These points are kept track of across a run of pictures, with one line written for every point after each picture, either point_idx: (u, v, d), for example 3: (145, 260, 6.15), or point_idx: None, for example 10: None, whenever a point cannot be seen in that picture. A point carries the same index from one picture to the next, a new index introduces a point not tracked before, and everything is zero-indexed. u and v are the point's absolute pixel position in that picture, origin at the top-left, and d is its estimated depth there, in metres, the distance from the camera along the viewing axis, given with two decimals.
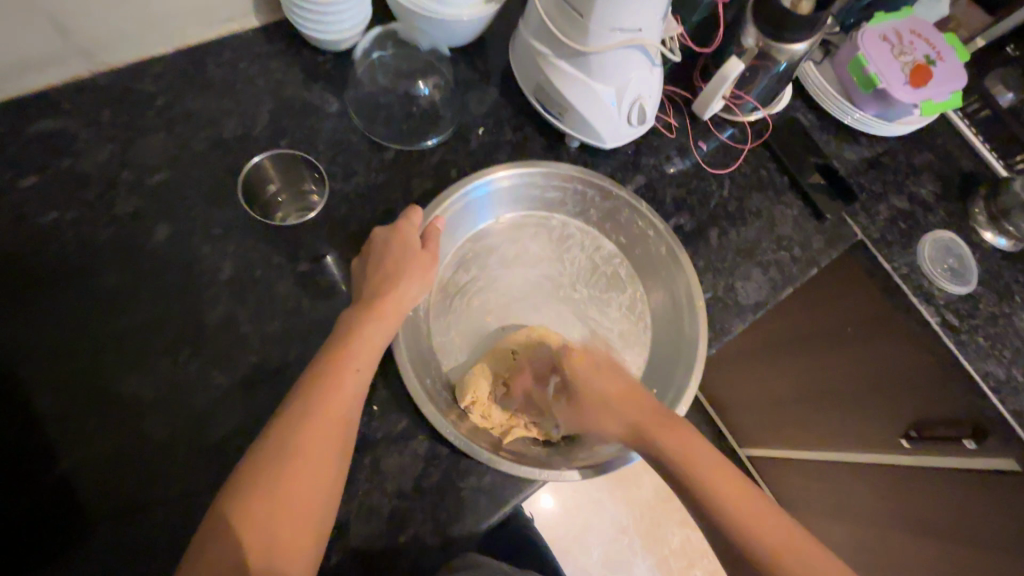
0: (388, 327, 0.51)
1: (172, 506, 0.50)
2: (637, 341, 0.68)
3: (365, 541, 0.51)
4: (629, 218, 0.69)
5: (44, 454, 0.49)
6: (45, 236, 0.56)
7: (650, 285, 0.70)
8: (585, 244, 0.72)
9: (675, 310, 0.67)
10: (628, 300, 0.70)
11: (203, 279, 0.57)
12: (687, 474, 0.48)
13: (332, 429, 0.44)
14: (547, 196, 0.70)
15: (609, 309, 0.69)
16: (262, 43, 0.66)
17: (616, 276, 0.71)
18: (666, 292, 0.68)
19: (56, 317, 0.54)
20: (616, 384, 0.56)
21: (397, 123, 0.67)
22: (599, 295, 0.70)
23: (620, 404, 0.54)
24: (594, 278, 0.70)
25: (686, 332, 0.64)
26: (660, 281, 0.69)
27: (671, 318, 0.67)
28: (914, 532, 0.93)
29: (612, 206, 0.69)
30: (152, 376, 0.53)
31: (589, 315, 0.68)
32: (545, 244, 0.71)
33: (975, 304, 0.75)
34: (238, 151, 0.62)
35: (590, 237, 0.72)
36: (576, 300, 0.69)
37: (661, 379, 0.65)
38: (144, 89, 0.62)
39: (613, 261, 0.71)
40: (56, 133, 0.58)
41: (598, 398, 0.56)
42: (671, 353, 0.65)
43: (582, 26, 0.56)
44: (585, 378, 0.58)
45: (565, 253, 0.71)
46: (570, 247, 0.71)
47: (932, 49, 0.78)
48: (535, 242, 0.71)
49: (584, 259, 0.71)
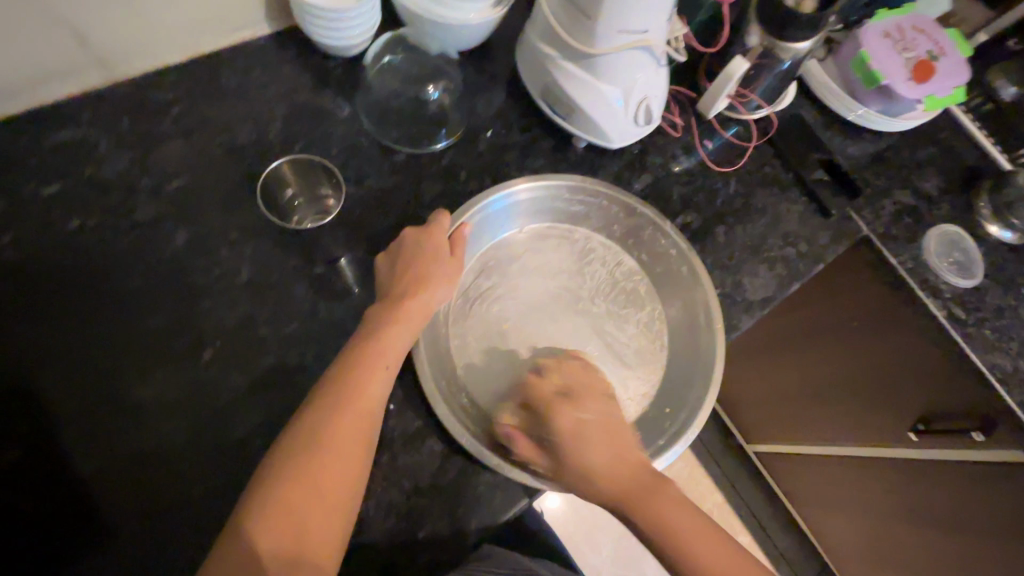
0: (414, 328, 0.53)
1: (197, 504, 0.51)
2: (655, 359, 0.68)
3: (384, 537, 0.52)
4: (652, 235, 0.70)
5: (73, 455, 0.51)
6: (67, 243, 0.57)
7: (670, 301, 0.70)
8: (606, 258, 0.72)
9: (693, 326, 0.67)
10: (647, 317, 0.69)
11: (222, 283, 0.58)
12: (677, 545, 0.48)
13: (359, 424, 0.46)
14: (570, 209, 0.71)
15: (628, 325, 0.69)
16: (274, 51, 0.67)
17: (636, 292, 0.71)
18: (686, 308, 0.68)
19: (80, 322, 0.55)
20: (605, 450, 0.52)
21: (407, 126, 0.68)
22: (618, 309, 0.69)
23: (611, 478, 0.50)
24: (614, 292, 0.70)
25: (704, 351, 0.65)
26: (680, 298, 0.69)
27: (691, 336, 0.67)
28: (922, 523, 0.94)
29: (635, 223, 0.70)
30: (175, 378, 0.54)
31: (608, 328, 0.68)
32: (566, 256, 0.71)
33: (981, 297, 0.76)
34: (252, 156, 0.63)
35: (611, 252, 0.72)
36: (595, 313, 0.68)
37: (676, 398, 0.65)
38: (160, 97, 0.63)
39: (634, 277, 0.71)
40: (75, 142, 0.60)
41: (586, 467, 0.51)
42: (686, 371, 0.66)
43: (590, 29, 0.57)
44: (573, 434, 0.52)
45: (586, 266, 0.71)
46: (591, 259, 0.71)
47: (935, 46, 0.79)
48: (555, 254, 0.71)
49: (605, 273, 0.71)
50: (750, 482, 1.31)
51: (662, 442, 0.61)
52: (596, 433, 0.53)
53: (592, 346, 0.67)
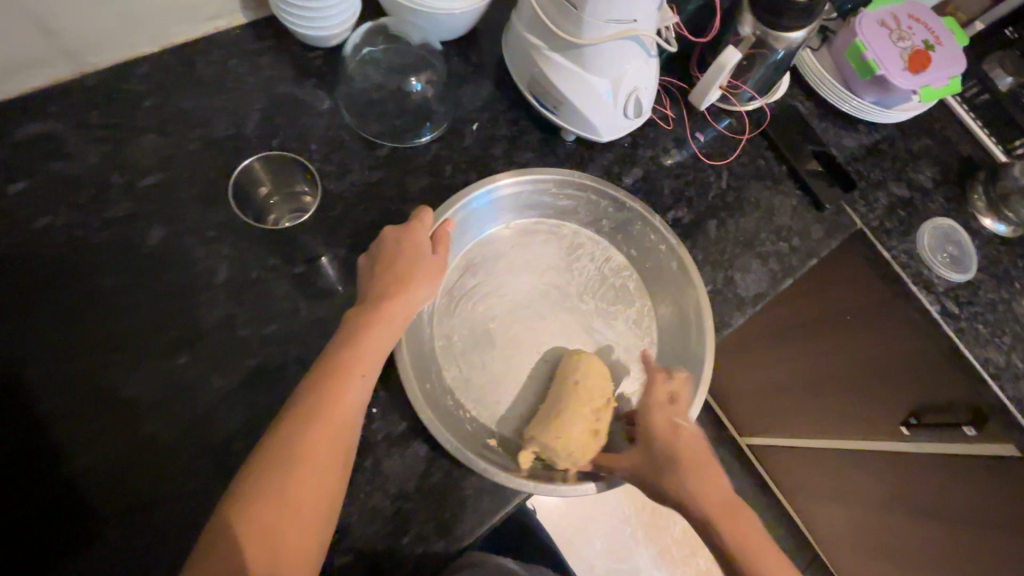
0: (396, 330, 0.51)
1: (175, 510, 0.50)
2: (643, 356, 0.67)
3: (368, 541, 0.51)
4: (642, 230, 0.68)
5: (45, 461, 0.49)
6: (35, 242, 0.55)
7: (658, 297, 0.69)
8: (594, 253, 0.71)
9: (683, 322, 0.66)
10: (636, 314, 0.69)
11: (199, 283, 0.56)
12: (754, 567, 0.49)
13: (337, 432, 0.44)
14: (558, 204, 0.69)
15: (616, 322, 0.68)
16: (251, 41, 0.65)
17: (625, 288, 0.70)
18: (675, 305, 0.67)
19: (50, 324, 0.53)
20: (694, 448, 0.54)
21: (390, 119, 0.66)
22: (607, 306, 0.68)
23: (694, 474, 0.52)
24: (602, 289, 0.69)
25: (693, 349, 0.64)
26: (670, 295, 0.67)
27: (680, 333, 0.66)
28: (912, 515, 0.94)
29: (624, 218, 0.68)
30: (151, 382, 0.53)
31: (596, 326, 0.67)
32: (555, 252, 0.70)
33: (975, 291, 0.75)
34: (230, 151, 0.61)
35: (600, 248, 0.71)
36: (583, 311, 0.67)
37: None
38: (132, 89, 0.61)
39: (623, 273, 0.70)
40: (43, 136, 0.58)
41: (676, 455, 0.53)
42: (675, 370, 0.65)
43: (577, 18, 0.55)
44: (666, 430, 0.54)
45: (575, 261, 0.70)
46: (580, 255, 0.70)
47: (931, 35, 0.77)
48: (544, 250, 0.70)
49: (594, 269, 0.70)
50: (743, 475, 1.30)
51: None
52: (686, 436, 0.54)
53: (579, 344, 0.66)
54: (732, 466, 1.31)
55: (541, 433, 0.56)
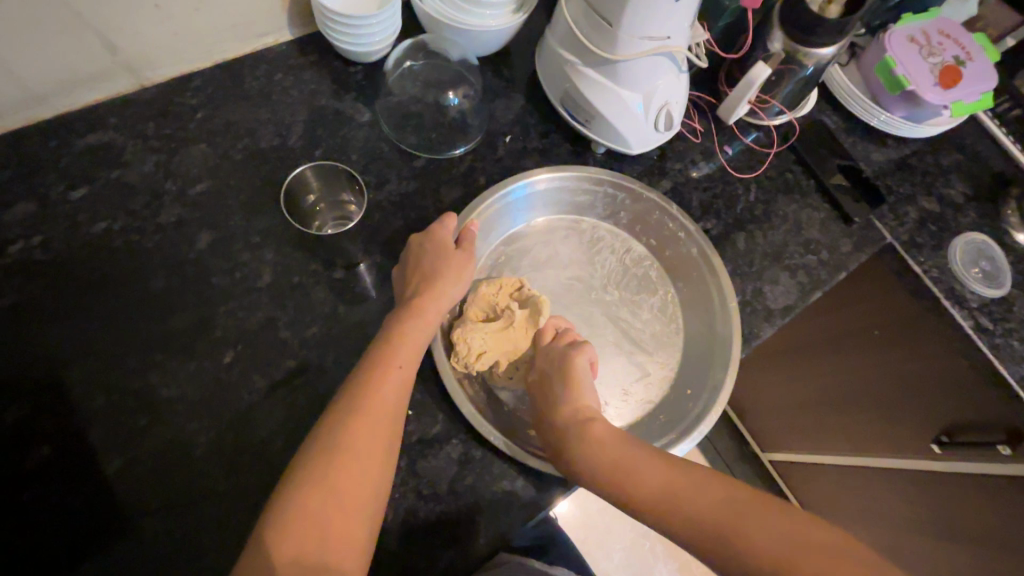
0: (431, 323, 0.53)
1: (216, 503, 0.51)
2: (670, 343, 0.68)
3: (401, 540, 0.52)
4: (659, 219, 0.69)
5: (95, 453, 0.51)
6: (91, 245, 0.58)
7: (682, 285, 0.70)
8: (615, 245, 0.72)
9: (707, 309, 0.67)
10: (659, 301, 0.70)
11: (243, 286, 0.59)
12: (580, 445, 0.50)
13: (379, 425, 0.46)
14: (578, 199, 0.71)
15: (642, 311, 0.69)
16: (297, 56, 0.68)
17: (647, 277, 0.71)
18: (695, 293, 0.68)
19: (102, 322, 0.56)
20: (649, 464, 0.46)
21: (426, 132, 0.68)
22: (632, 295, 0.69)
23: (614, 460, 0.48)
24: (625, 279, 0.70)
25: (720, 331, 0.64)
26: (692, 281, 0.69)
27: (706, 319, 0.67)
28: (949, 541, 0.89)
29: (642, 208, 0.70)
30: (195, 380, 0.55)
31: (622, 316, 0.68)
32: (576, 246, 0.71)
33: (1010, 307, 0.73)
34: (274, 161, 0.64)
35: (619, 239, 0.72)
36: (608, 301, 0.68)
37: (696, 380, 0.64)
38: (184, 102, 0.64)
39: (643, 263, 0.71)
40: (101, 146, 0.61)
41: (744, 544, 0.39)
42: (703, 353, 0.65)
43: (611, 35, 0.57)
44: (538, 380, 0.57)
45: (596, 255, 0.71)
46: (600, 248, 0.71)
47: (961, 50, 0.77)
48: (566, 245, 0.71)
49: (615, 260, 0.71)
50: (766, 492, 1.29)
51: (682, 426, 0.60)
52: (721, 499, 0.42)
53: (607, 335, 0.66)
54: (754, 482, 1.30)
55: (462, 349, 0.57)
